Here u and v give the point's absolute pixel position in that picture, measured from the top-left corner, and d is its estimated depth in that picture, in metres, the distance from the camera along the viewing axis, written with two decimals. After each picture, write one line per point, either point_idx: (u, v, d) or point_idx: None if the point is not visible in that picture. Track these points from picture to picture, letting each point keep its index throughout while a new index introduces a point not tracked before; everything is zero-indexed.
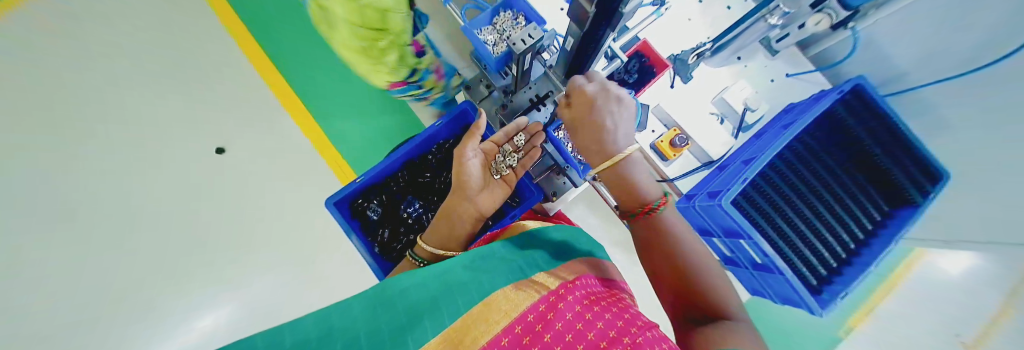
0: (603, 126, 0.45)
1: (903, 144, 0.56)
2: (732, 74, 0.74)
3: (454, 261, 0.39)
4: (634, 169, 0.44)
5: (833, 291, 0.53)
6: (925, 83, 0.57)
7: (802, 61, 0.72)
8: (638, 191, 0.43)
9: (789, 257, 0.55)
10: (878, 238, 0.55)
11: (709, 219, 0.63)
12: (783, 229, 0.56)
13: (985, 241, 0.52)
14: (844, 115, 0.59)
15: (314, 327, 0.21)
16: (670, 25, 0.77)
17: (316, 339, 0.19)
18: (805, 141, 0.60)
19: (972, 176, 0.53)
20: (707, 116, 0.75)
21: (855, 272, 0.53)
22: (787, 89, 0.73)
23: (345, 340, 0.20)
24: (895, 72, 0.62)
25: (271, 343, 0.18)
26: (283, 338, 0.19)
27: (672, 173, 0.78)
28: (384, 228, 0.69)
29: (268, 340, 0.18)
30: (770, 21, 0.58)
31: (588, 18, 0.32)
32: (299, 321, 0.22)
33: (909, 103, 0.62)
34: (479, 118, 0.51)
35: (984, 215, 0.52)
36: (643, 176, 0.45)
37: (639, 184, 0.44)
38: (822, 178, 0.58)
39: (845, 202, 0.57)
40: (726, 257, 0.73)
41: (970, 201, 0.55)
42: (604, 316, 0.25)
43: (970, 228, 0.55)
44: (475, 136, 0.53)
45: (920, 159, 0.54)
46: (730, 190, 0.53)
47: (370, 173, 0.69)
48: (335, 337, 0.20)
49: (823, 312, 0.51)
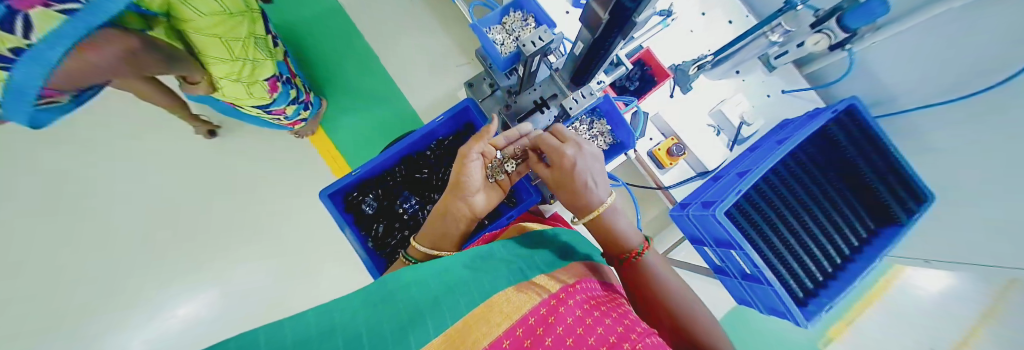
0: (580, 187, 0.46)
1: (892, 166, 0.57)
2: (730, 87, 0.76)
3: (454, 260, 0.38)
4: (618, 219, 0.47)
5: (818, 304, 0.55)
6: (912, 107, 0.59)
7: (796, 78, 0.74)
8: (618, 237, 0.46)
9: (778, 269, 0.56)
10: (863, 255, 0.56)
11: (703, 230, 0.64)
12: (774, 243, 0.58)
13: (955, 262, 0.55)
14: (837, 134, 0.61)
15: (315, 322, 0.21)
16: (672, 35, 0.78)
17: (317, 334, 0.19)
18: (799, 157, 0.62)
19: (958, 200, 0.55)
20: (703, 128, 0.76)
21: (840, 286, 0.54)
22: (782, 105, 0.75)
23: (346, 336, 0.19)
24: (886, 95, 0.64)
25: (273, 336, 0.17)
26: (284, 331, 0.18)
27: (667, 181, 0.78)
28: (378, 223, 0.68)
29: (270, 332, 0.17)
30: (772, 38, 0.60)
31: (601, 24, 0.32)
32: (301, 313, 0.21)
33: (898, 126, 0.64)
34: (491, 119, 0.48)
35: (964, 239, 0.54)
36: (624, 223, 0.47)
37: (618, 230, 0.47)
38: (812, 194, 0.60)
39: (834, 218, 0.58)
40: (716, 267, 0.74)
41: (953, 223, 0.57)
42: (605, 321, 0.25)
43: (948, 249, 0.57)
44: (484, 138, 0.50)
45: (906, 179, 0.56)
46: (724, 201, 0.54)
47: (366, 166, 0.67)
48: (335, 334, 0.19)
49: (809, 325, 0.52)
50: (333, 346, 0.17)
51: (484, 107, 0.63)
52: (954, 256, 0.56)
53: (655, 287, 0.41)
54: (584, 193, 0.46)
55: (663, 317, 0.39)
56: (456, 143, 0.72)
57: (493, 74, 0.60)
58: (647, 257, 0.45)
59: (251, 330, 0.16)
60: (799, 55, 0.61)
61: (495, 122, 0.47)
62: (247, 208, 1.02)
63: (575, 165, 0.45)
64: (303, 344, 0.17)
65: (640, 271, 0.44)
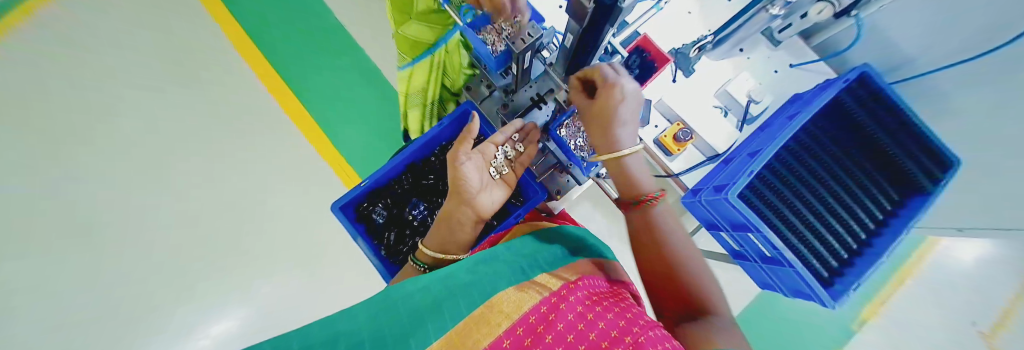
0: (614, 121, 0.43)
1: (911, 131, 0.55)
2: (735, 65, 0.74)
3: (458, 262, 0.39)
4: (637, 166, 0.44)
5: (846, 283, 0.52)
6: (932, 70, 0.56)
7: (804, 50, 0.71)
8: (637, 184, 0.44)
9: (799, 250, 0.54)
10: (891, 227, 0.54)
11: (716, 214, 0.63)
12: (790, 221, 0.56)
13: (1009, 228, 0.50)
14: (852, 106, 0.58)
15: (321, 332, 0.21)
16: (668, 19, 0.76)
17: (321, 342, 0.19)
18: (812, 133, 0.60)
19: (991, 164, 0.52)
20: (709, 109, 0.74)
21: (868, 261, 0.52)
22: (791, 80, 0.72)
23: (350, 342, 0.20)
24: (902, 59, 0.61)
25: (279, 345, 0.18)
26: (289, 341, 0.19)
27: (677, 168, 0.76)
28: (389, 232, 0.70)
29: (274, 342, 0.18)
30: (772, 11, 0.55)
31: (587, 13, 0.31)
32: (308, 325, 0.22)
33: (917, 90, 0.61)
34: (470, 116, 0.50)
35: (999, 203, 0.51)
36: (641, 170, 0.45)
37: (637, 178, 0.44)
38: (831, 169, 0.58)
39: (855, 193, 0.56)
40: (734, 252, 0.72)
41: (985, 186, 0.54)
42: (606, 316, 0.25)
43: (978, 215, 0.56)
44: (468, 140, 0.51)
45: (927, 144, 0.54)
46: (736, 183, 0.53)
47: (374, 176, 0.68)
48: (339, 341, 0.20)
49: (835, 306, 0.50)
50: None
51: (484, 109, 0.64)
52: (988, 222, 0.54)
53: (667, 247, 0.40)
54: (617, 131, 0.43)
55: (663, 274, 0.38)
56: None
57: (489, 75, 0.60)
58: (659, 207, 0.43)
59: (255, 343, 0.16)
60: (803, 26, 0.59)
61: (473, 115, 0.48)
62: (263, 226, 1.06)
63: (621, 99, 0.41)
64: None
65: (652, 222, 0.42)
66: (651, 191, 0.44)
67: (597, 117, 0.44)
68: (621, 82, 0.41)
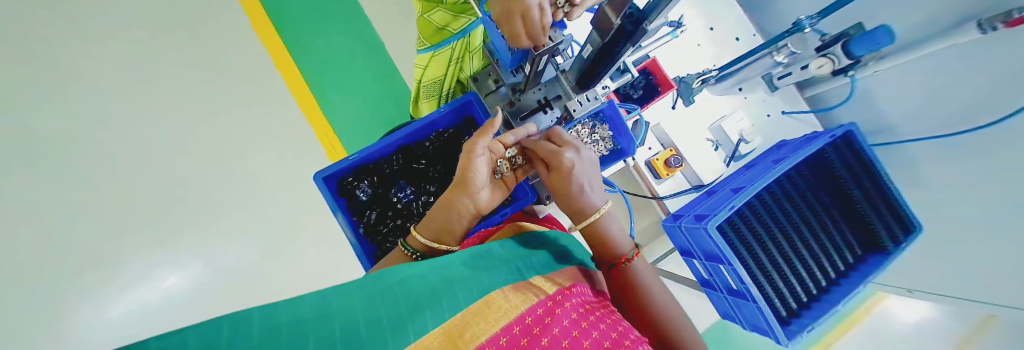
0: (578, 191, 0.47)
1: (884, 194, 0.59)
2: (733, 103, 0.76)
3: (452, 255, 0.38)
4: (610, 226, 0.47)
5: (801, 324, 0.55)
6: (914, 138, 0.60)
7: (797, 100, 0.75)
8: (611, 242, 0.46)
9: (765, 289, 0.56)
10: (847, 280, 0.58)
11: (693, 243, 0.65)
12: (762, 261, 0.58)
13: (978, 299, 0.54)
14: (834, 160, 0.61)
15: (313, 307, 0.21)
16: (679, 47, 0.78)
17: (313, 317, 0.20)
18: (795, 180, 0.62)
19: (964, 234, 0.56)
20: (701, 142, 0.77)
21: (823, 308, 0.56)
22: (781, 125, 0.76)
23: (343, 321, 0.20)
24: (884, 126, 0.66)
25: (269, 314, 0.18)
26: (281, 313, 0.19)
27: (663, 191, 0.78)
28: (370, 210, 0.67)
29: (267, 311, 0.18)
30: (777, 58, 0.61)
31: (610, 30, 0.32)
32: (300, 296, 0.22)
33: (892, 156, 0.66)
34: (496, 113, 0.48)
35: (974, 271, 0.55)
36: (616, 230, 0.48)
37: (615, 238, 0.47)
38: (806, 217, 0.61)
39: (825, 245, 0.59)
40: (702, 280, 0.75)
41: (955, 252, 0.57)
42: (599, 326, 0.26)
43: (942, 282, 0.60)
44: (489, 132, 0.48)
45: (897, 210, 0.58)
46: (717, 215, 0.54)
47: (365, 151, 0.66)
48: (334, 320, 0.20)
49: (788, 344, 0.54)
50: (329, 333, 0.18)
51: (488, 103, 0.63)
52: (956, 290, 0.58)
53: (644, 296, 0.42)
54: (583, 198, 0.47)
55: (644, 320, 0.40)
56: (455, 137, 0.71)
57: (500, 71, 0.60)
58: (636, 264, 0.45)
59: (243, 309, 0.16)
60: (803, 77, 0.62)
61: (501, 115, 0.46)
62: (221, 178, 0.93)
63: (573, 168, 0.46)
64: (299, 328, 0.18)
65: (628, 278, 0.44)
66: (626, 250, 0.46)
67: (558, 192, 0.49)
68: (571, 157, 0.46)
